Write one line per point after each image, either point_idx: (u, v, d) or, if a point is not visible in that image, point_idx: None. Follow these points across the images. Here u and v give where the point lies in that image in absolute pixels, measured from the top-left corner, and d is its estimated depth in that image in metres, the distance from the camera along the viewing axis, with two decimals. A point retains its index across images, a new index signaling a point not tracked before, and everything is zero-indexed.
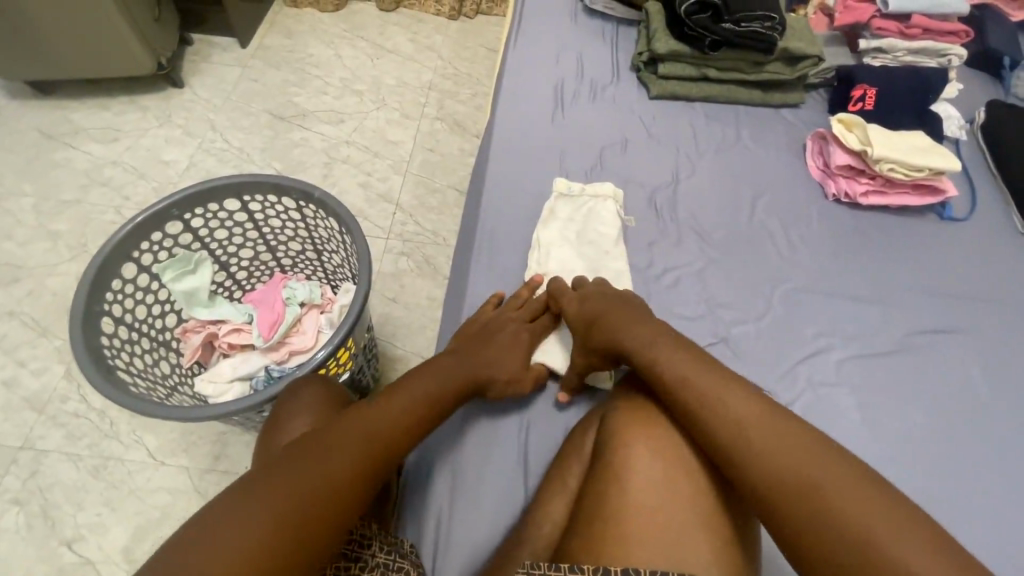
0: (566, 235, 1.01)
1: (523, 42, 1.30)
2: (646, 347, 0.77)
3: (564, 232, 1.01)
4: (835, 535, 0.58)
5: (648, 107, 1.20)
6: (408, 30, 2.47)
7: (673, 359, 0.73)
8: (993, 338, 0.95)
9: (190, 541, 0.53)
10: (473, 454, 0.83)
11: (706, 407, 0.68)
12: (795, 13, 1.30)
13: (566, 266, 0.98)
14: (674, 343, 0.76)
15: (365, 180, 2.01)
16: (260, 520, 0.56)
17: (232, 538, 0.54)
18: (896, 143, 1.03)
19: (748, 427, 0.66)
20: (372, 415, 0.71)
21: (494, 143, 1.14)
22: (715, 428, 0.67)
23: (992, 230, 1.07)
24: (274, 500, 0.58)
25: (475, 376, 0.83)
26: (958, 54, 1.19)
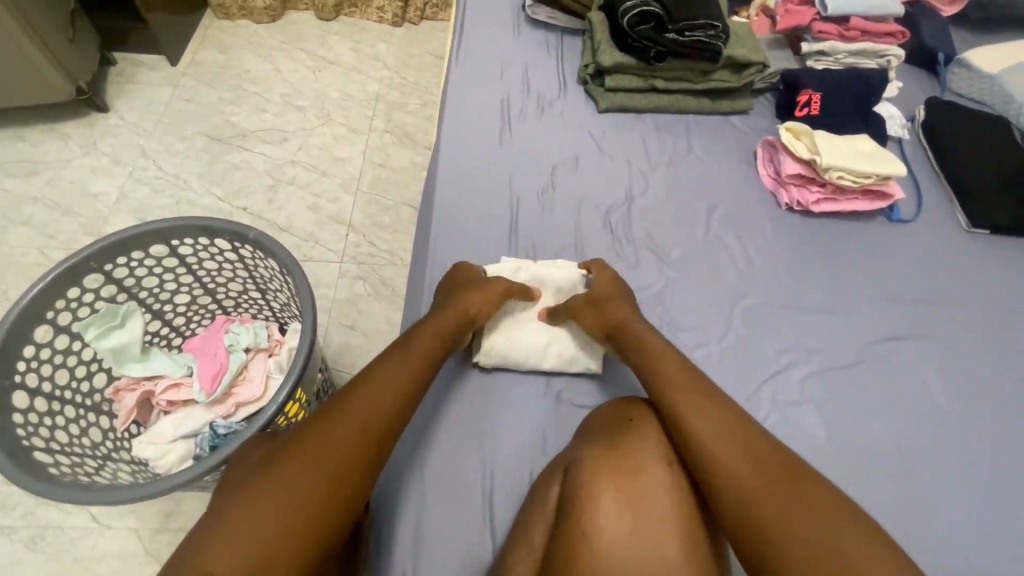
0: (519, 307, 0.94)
1: (466, 56, 1.25)
2: (651, 369, 0.78)
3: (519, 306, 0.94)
4: (808, 546, 0.59)
5: (597, 121, 1.17)
6: (350, 40, 2.39)
7: (671, 380, 0.75)
8: (949, 340, 0.96)
9: (200, 554, 0.57)
10: (430, 512, 0.78)
11: (692, 434, 0.69)
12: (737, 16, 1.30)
13: (522, 330, 0.91)
14: (676, 365, 0.77)
15: (315, 201, 1.93)
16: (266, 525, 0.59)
17: (243, 545, 0.58)
18: (842, 149, 1.02)
19: (720, 450, 0.67)
20: (360, 416, 0.71)
21: (441, 165, 1.09)
22: (699, 448, 0.68)
23: (939, 230, 1.09)
24: (274, 513, 0.61)
25: (458, 317, 0.86)
26: (897, 54, 1.19)
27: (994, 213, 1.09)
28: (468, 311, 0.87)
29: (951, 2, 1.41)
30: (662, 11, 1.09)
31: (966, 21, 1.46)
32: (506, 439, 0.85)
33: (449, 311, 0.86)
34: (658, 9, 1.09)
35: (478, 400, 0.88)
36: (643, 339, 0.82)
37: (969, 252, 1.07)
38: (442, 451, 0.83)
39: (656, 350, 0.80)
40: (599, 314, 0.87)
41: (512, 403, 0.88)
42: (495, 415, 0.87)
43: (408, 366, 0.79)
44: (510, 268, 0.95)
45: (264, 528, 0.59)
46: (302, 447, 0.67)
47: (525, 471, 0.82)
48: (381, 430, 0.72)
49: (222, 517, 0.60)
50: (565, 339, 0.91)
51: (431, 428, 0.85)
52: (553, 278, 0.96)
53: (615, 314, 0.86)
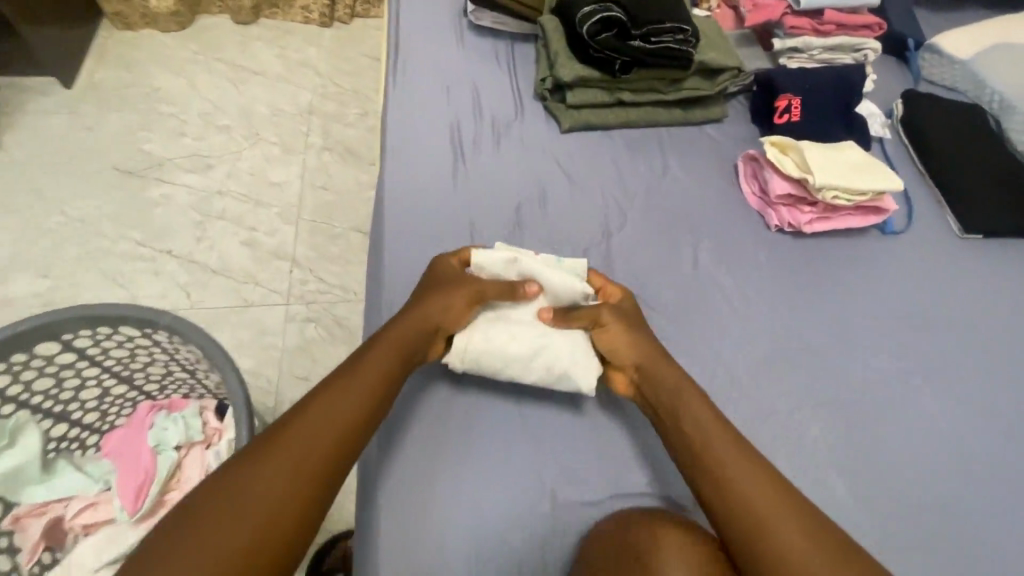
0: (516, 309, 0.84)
1: (404, 76, 1.09)
2: (675, 414, 0.75)
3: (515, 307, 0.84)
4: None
5: (562, 143, 1.04)
6: (274, 47, 2.15)
7: (699, 426, 0.73)
8: (954, 365, 0.91)
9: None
10: (406, 529, 0.74)
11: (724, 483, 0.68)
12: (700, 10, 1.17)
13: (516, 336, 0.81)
14: (704, 414, 0.74)
15: (251, 236, 1.72)
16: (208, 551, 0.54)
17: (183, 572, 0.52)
18: (830, 162, 0.94)
19: (762, 506, 0.66)
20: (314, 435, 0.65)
21: (388, 212, 0.94)
22: (757, 517, 0.65)
23: (932, 241, 1.03)
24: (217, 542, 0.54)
25: (425, 317, 0.78)
26: (874, 48, 1.10)
27: (981, 216, 1.04)
28: (435, 309, 0.79)
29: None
30: (625, 17, 0.97)
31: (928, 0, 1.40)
32: (481, 443, 0.81)
33: (419, 308, 0.79)
34: (622, 14, 0.97)
35: (447, 406, 0.83)
36: (677, 383, 0.77)
37: (962, 262, 1.02)
38: (415, 464, 0.78)
39: (690, 398, 0.75)
40: (632, 352, 0.80)
41: (485, 405, 0.84)
42: (479, 512, 0.76)
43: (375, 370, 0.73)
44: (501, 263, 0.85)
45: (215, 545, 0.54)
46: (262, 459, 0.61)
47: (501, 472, 0.79)
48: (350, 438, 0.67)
49: (162, 537, 0.55)
50: (558, 351, 0.81)
51: (405, 511, 0.75)
52: (550, 281, 0.85)
53: (649, 354, 0.80)
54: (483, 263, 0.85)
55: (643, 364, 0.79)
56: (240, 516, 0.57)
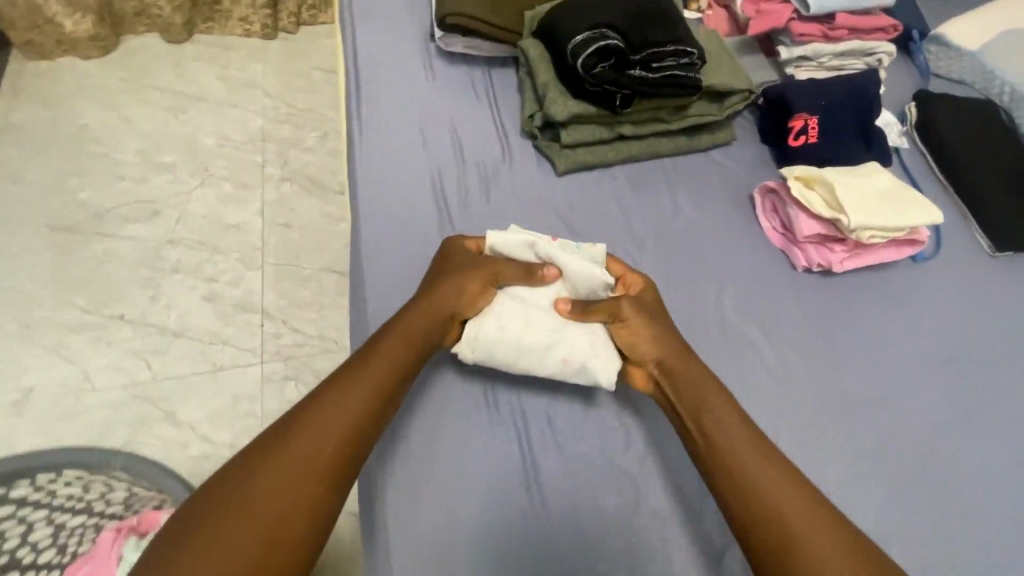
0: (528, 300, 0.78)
1: (369, 124, 0.96)
2: (693, 404, 0.69)
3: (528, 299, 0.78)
4: None
5: (558, 188, 0.92)
6: (214, 66, 1.94)
7: (719, 418, 0.67)
8: (1000, 405, 0.85)
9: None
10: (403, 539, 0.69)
11: (743, 482, 0.62)
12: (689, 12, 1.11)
13: (525, 335, 0.74)
14: (727, 409, 0.68)
15: (212, 288, 1.56)
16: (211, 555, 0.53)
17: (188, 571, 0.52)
18: (863, 199, 0.84)
19: (778, 507, 0.60)
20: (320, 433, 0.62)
21: (369, 295, 0.81)
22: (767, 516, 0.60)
23: (961, 263, 0.96)
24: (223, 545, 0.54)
25: (435, 307, 0.74)
26: (887, 51, 1.01)
27: (1010, 231, 0.97)
28: (446, 297, 0.74)
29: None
30: (623, 42, 0.85)
31: None
32: (487, 444, 0.75)
33: (431, 296, 0.74)
34: (619, 40, 0.84)
35: (456, 407, 0.77)
36: (701, 383, 0.70)
37: (994, 283, 0.95)
38: (416, 472, 0.72)
39: (709, 396, 0.69)
40: (653, 346, 0.73)
41: (492, 405, 0.78)
42: None
43: (385, 364, 0.69)
44: (518, 244, 0.79)
45: (220, 550, 0.54)
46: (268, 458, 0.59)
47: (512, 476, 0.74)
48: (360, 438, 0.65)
49: (177, 533, 0.55)
50: (572, 349, 0.75)
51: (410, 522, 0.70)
52: (569, 268, 0.78)
53: (667, 350, 0.72)
54: (495, 245, 0.79)
55: (660, 356, 0.72)
56: (245, 518, 0.56)
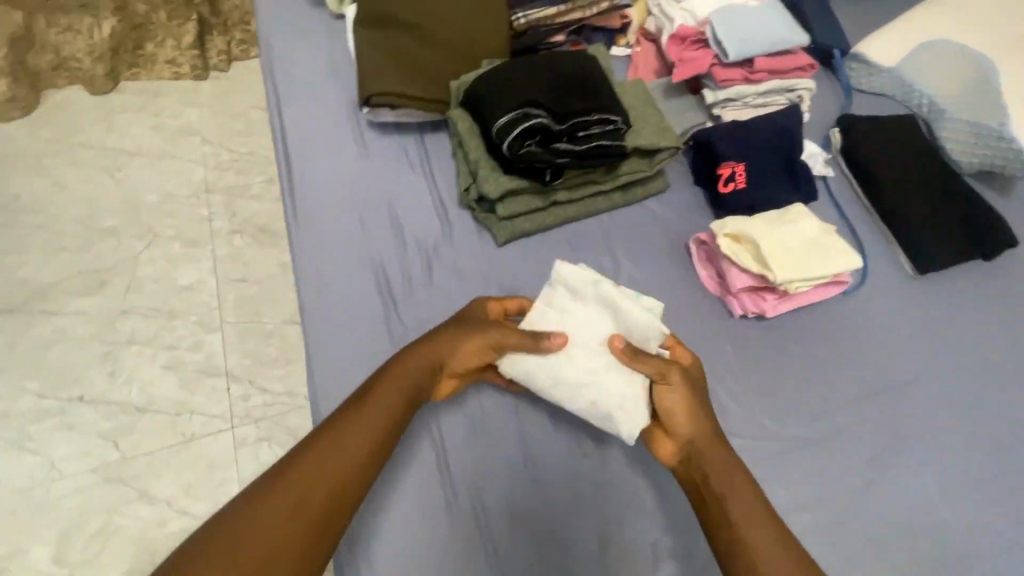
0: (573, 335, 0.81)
1: (305, 211, 0.95)
2: (719, 481, 0.71)
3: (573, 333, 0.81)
4: None
5: (501, 260, 0.93)
6: (145, 116, 1.84)
7: (743, 498, 0.70)
8: (929, 428, 0.91)
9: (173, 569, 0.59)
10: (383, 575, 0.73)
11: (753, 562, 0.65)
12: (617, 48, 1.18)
13: (566, 371, 0.78)
14: (750, 491, 0.71)
15: (173, 355, 1.54)
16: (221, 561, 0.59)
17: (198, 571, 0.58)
18: (790, 254, 0.89)
19: None
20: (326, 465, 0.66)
21: (320, 398, 0.81)
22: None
23: (885, 289, 1.02)
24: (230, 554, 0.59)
25: (444, 352, 0.77)
26: (807, 87, 1.04)
27: (931, 253, 1.03)
28: (455, 340, 0.78)
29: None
30: (549, 118, 0.86)
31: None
32: (478, 485, 0.79)
33: (429, 340, 0.77)
34: (544, 117, 0.86)
35: (459, 446, 0.81)
36: (731, 465, 0.73)
37: (917, 306, 1.01)
38: (410, 510, 0.77)
39: (737, 481, 0.71)
40: (691, 422, 0.75)
41: (494, 447, 0.82)
42: None
43: (381, 403, 0.72)
44: (584, 275, 0.83)
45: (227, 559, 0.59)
46: (280, 475, 0.65)
47: (496, 519, 0.77)
48: (355, 473, 0.68)
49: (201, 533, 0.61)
50: (608, 392, 0.77)
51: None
52: (629, 316, 0.81)
53: (704, 430, 0.75)
54: (557, 273, 0.84)
55: (695, 438, 0.75)
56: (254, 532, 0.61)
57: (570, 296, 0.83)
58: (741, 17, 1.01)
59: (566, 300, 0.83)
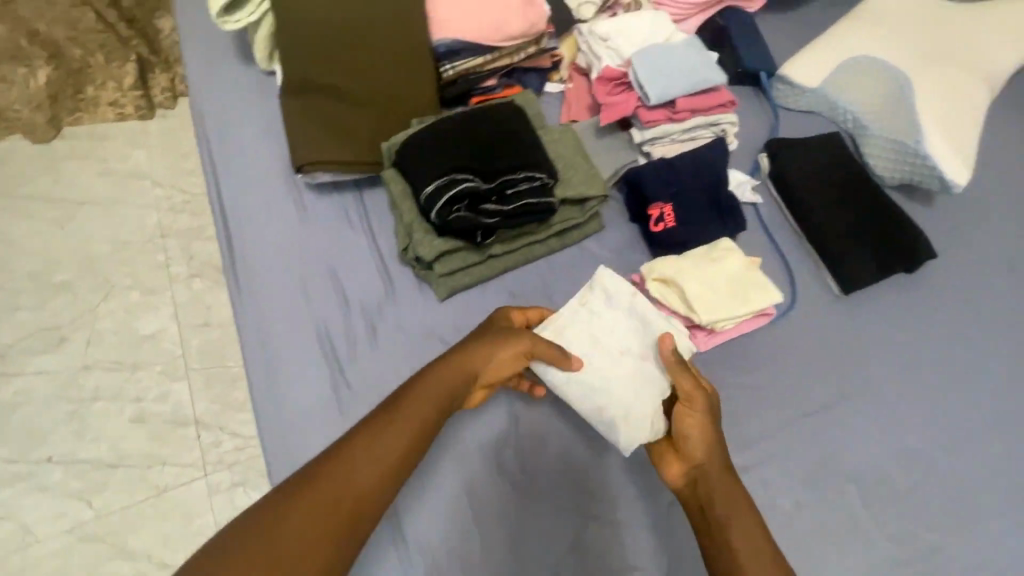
0: (598, 345, 0.89)
1: (248, 280, 0.96)
2: (724, 504, 0.76)
3: (599, 343, 0.89)
4: None
5: (444, 315, 0.96)
6: (92, 163, 1.77)
7: (746, 524, 0.74)
8: (850, 444, 0.99)
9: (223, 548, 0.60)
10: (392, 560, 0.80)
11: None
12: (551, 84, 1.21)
13: (597, 372, 0.87)
14: (753, 518, 0.75)
15: (140, 408, 1.53)
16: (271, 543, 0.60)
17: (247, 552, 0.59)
18: (716, 294, 0.95)
19: None
20: (372, 457, 0.69)
21: (271, 471, 0.84)
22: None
23: (812, 311, 1.08)
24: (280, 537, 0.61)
25: (478, 355, 0.81)
26: (730, 121, 1.08)
27: (855, 274, 1.09)
28: (491, 346, 0.82)
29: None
30: (477, 180, 0.89)
31: (771, 14, 1.38)
32: (502, 485, 0.86)
33: (466, 354, 0.80)
34: (471, 180, 0.89)
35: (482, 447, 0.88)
36: (739, 493, 0.77)
37: (843, 327, 1.08)
38: (439, 510, 0.83)
39: (741, 509, 0.76)
40: (703, 443, 0.80)
41: (516, 450, 0.89)
42: None
43: (420, 407, 0.74)
44: (619, 284, 0.93)
45: (279, 541, 0.60)
46: (327, 464, 0.67)
47: (506, 516, 0.84)
48: (397, 466, 0.70)
49: (251, 515, 0.63)
50: (630, 394, 0.86)
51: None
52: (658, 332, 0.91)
53: (717, 457, 0.79)
54: (598, 277, 0.93)
55: (705, 461, 0.80)
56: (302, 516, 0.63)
57: (604, 300, 0.93)
58: (664, 54, 1.04)
59: (598, 304, 0.92)
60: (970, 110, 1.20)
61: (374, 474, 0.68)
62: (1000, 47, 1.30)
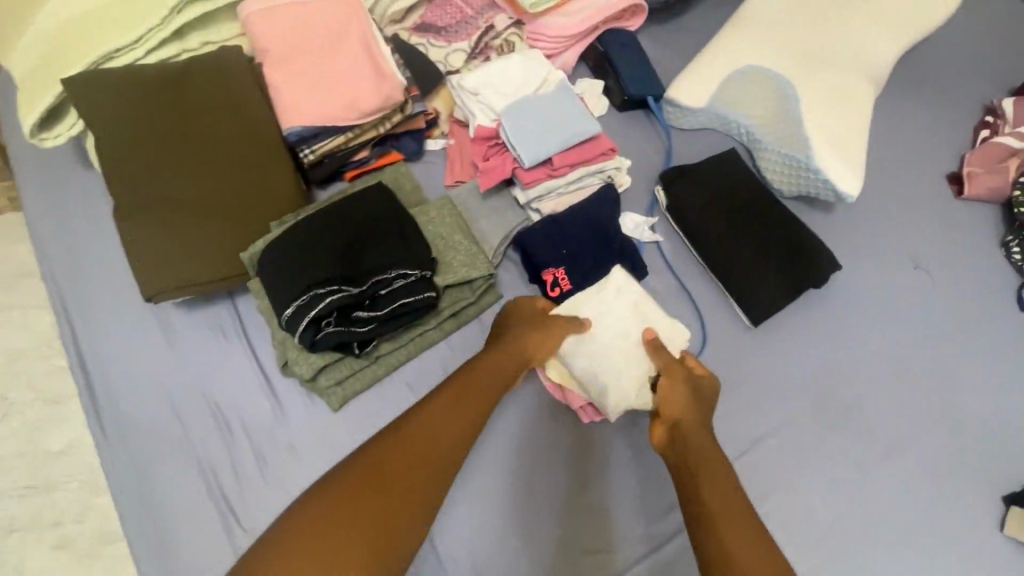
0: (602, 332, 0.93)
1: (118, 427, 0.88)
2: (696, 457, 0.78)
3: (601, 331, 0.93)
4: None
5: (341, 427, 0.89)
6: None
7: (716, 473, 0.76)
8: (786, 479, 0.97)
9: (305, 502, 0.64)
10: None
11: (714, 523, 0.70)
12: (432, 141, 1.09)
13: (603, 364, 0.91)
14: (725, 471, 0.76)
15: (62, 533, 1.21)
16: (348, 497, 0.64)
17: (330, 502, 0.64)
18: (619, 356, 0.91)
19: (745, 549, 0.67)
20: (434, 428, 0.74)
21: None
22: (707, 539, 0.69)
23: (729, 345, 1.06)
24: (356, 492, 0.65)
25: (519, 340, 0.87)
26: (615, 166, 1.05)
27: (767, 301, 1.07)
28: (528, 333, 0.88)
29: (634, 14, 1.26)
30: (346, 288, 0.83)
31: (653, 30, 1.34)
32: (529, 487, 0.86)
33: (508, 341, 0.86)
34: (341, 291, 0.82)
35: (501, 449, 0.88)
36: (713, 451, 0.79)
37: (763, 356, 1.06)
38: (468, 519, 0.83)
39: (712, 464, 0.77)
40: (682, 407, 0.84)
41: (539, 445, 0.89)
42: None
43: (474, 387, 0.80)
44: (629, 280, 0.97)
45: (357, 496, 0.65)
46: (399, 432, 0.72)
47: (521, 511, 0.84)
48: (459, 439, 0.75)
49: (331, 475, 0.67)
50: (628, 382, 0.90)
51: None
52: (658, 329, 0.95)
53: (693, 418, 0.83)
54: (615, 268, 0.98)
55: (682, 421, 0.82)
56: (377, 476, 0.67)
57: (616, 289, 0.96)
58: (533, 111, 1.01)
59: (611, 292, 0.95)
60: (858, 108, 1.20)
61: (442, 442, 0.73)
62: (882, 40, 1.29)
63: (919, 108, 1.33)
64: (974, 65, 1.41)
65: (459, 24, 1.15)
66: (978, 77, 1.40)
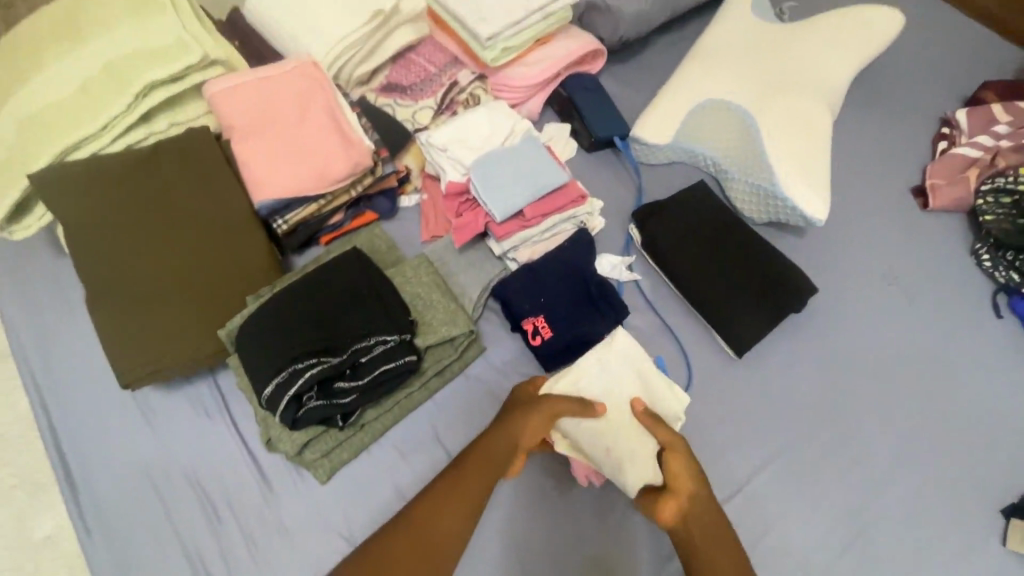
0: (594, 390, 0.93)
1: (99, 519, 0.85)
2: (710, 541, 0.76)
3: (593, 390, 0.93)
4: None
5: (331, 499, 0.87)
6: None
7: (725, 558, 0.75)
8: (786, 509, 0.96)
9: None
10: None
11: None
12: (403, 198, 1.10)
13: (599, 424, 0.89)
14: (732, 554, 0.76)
15: None
16: None
17: None
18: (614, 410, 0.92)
19: None
20: (431, 526, 0.72)
21: None
22: None
23: (716, 377, 1.06)
24: None
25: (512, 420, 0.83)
26: (586, 212, 1.08)
27: (749, 331, 1.07)
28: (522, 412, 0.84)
29: (595, 58, 1.30)
30: (325, 359, 0.83)
31: (614, 70, 1.37)
32: (535, 548, 0.86)
33: (498, 424, 0.83)
34: (319, 363, 0.82)
35: (500, 511, 0.88)
36: (719, 542, 0.77)
37: (750, 384, 1.06)
38: None
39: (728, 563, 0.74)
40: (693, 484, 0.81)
41: (537, 506, 0.89)
42: None
43: (470, 475, 0.78)
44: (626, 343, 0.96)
45: None
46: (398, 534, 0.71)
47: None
48: (456, 534, 0.72)
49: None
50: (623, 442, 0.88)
51: None
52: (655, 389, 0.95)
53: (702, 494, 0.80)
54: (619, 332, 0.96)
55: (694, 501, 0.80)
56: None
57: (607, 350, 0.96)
58: (501, 165, 1.03)
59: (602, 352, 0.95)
60: (818, 134, 1.23)
61: (437, 537, 0.71)
62: (834, 65, 1.33)
63: (876, 126, 1.38)
64: (924, 79, 1.47)
65: (423, 83, 1.17)
66: (929, 90, 1.45)
